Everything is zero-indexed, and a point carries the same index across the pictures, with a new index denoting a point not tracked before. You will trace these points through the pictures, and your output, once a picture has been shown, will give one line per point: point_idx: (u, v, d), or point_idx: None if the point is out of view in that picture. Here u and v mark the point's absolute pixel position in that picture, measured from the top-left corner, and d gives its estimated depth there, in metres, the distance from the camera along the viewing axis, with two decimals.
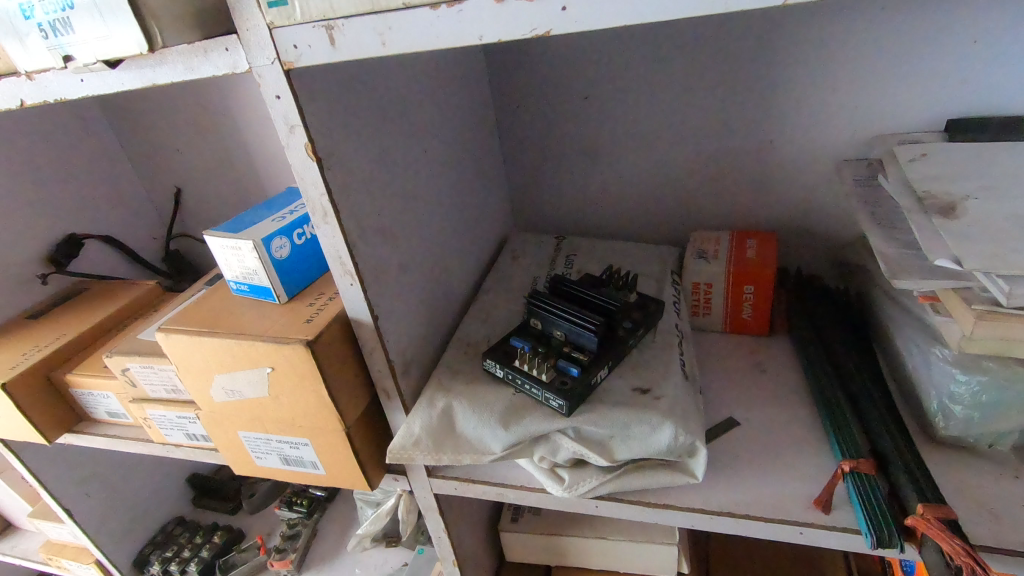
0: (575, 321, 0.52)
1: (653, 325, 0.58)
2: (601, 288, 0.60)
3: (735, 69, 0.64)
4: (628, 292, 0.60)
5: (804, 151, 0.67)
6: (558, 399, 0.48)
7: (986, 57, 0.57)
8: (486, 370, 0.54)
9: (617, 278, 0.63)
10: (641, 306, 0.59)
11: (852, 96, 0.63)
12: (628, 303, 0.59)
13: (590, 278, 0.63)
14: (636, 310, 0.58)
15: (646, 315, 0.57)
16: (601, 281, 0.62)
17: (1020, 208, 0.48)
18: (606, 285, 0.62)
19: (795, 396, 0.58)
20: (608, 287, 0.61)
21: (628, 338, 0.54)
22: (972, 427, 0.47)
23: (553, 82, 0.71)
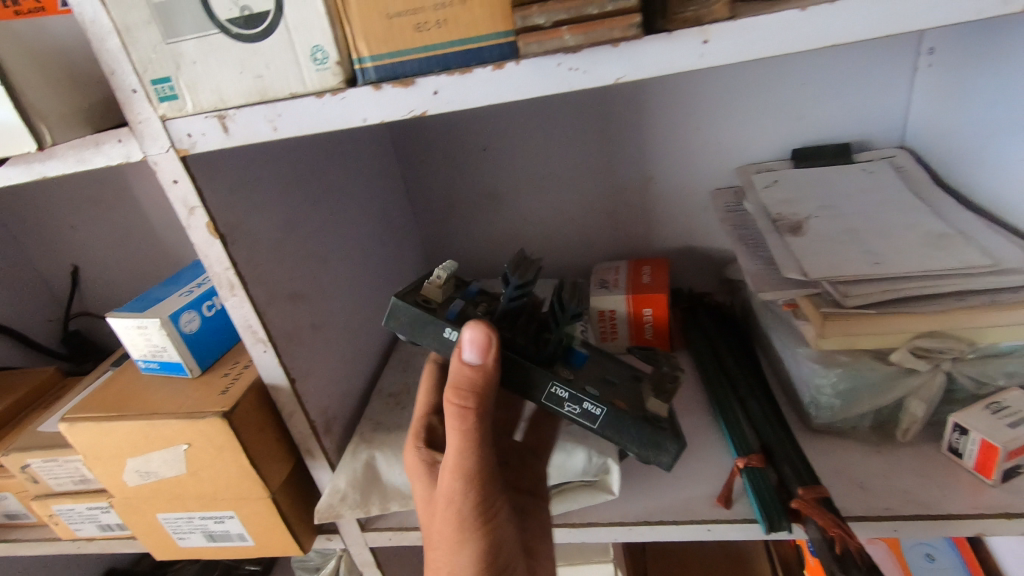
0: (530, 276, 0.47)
1: (613, 406, 0.43)
2: (600, 369, 0.49)
3: (612, 118, 0.72)
4: (632, 381, 0.49)
5: (680, 184, 0.76)
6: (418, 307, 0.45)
7: (810, 96, 0.69)
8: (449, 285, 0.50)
9: (668, 367, 0.51)
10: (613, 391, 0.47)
11: (712, 134, 0.72)
12: (619, 385, 0.48)
13: (626, 363, 0.51)
14: (599, 388, 0.46)
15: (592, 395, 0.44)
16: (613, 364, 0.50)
17: (849, 223, 0.58)
18: (614, 371, 0.49)
19: (695, 404, 0.64)
20: (620, 373, 0.49)
21: (555, 372, 0.44)
22: (836, 414, 0.55)
23: (452, 137, 0.76)
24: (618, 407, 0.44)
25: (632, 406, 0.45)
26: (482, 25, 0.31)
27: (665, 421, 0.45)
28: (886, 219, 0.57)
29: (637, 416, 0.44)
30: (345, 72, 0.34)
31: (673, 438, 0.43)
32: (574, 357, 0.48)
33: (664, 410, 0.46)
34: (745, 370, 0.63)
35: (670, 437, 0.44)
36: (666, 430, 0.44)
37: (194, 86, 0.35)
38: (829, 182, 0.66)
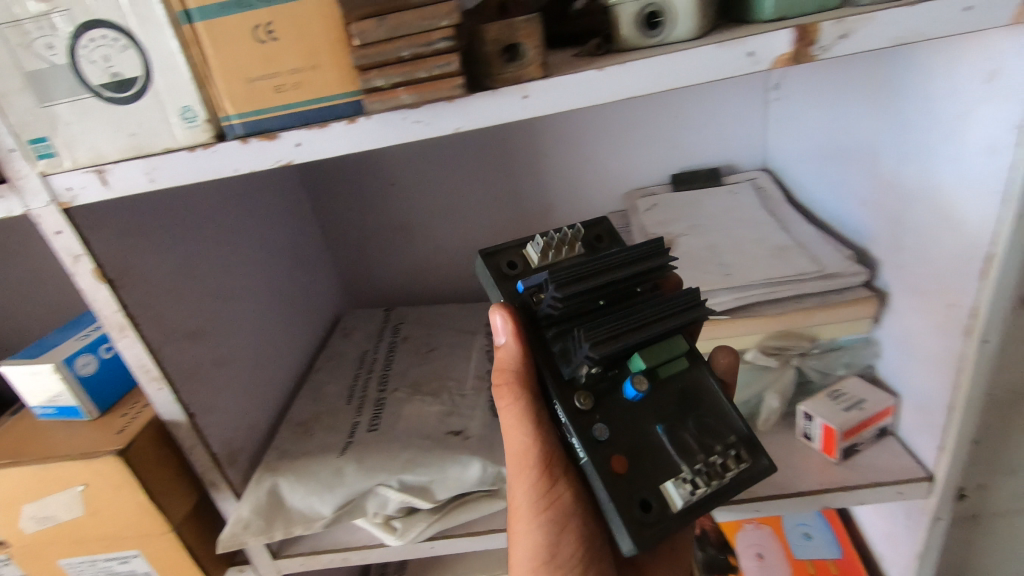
0: (589, 286, 0.40)
1: (598, 466, 0.40)
2: (642, 428, 0.42)
3: (509, 151, 0.78)
4: (668, 457, 0.41)
5: (576, 210, 0.82)
6: (493, 267, 0.45)
7: (681, 128, 0.77)
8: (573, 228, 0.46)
9: (727, 453, 0.41)
10: (628, 453, 0.41)
11: (600, 163, 0.79)
12: (647, 446, 0.41)
13: (693, 430, 0.42)
14: (615, 441, 0.41)
15: (586, 440, 0.40)
16: (668, 428, 0.42)
17: (712, 240, 0.65)
18: (656, 437, 0.42)
19: None
20: (666, 442, 0.42)
21: (564, 399, 0.42)
22: None
23: (361, 174, 0.80)
24: (604, 470, 0.40)
25: (631, 477, 0.40)
26: (333, 87, 0.36)
27: (656, 509, 0.39)
28: (743, 235, 0.65)
29: (622, 492, 0.39)
30: (216, 128, 0.37)
31: (656, 527, 0.39)
32: (621, 395, 0.43)
33: (669, 503, 0.40)
34: None
35: (643, 526, 0.38)
36: (647, 514, 0.39)
37: (71, 145, 0.38)
38: (701, 203, 0.73)
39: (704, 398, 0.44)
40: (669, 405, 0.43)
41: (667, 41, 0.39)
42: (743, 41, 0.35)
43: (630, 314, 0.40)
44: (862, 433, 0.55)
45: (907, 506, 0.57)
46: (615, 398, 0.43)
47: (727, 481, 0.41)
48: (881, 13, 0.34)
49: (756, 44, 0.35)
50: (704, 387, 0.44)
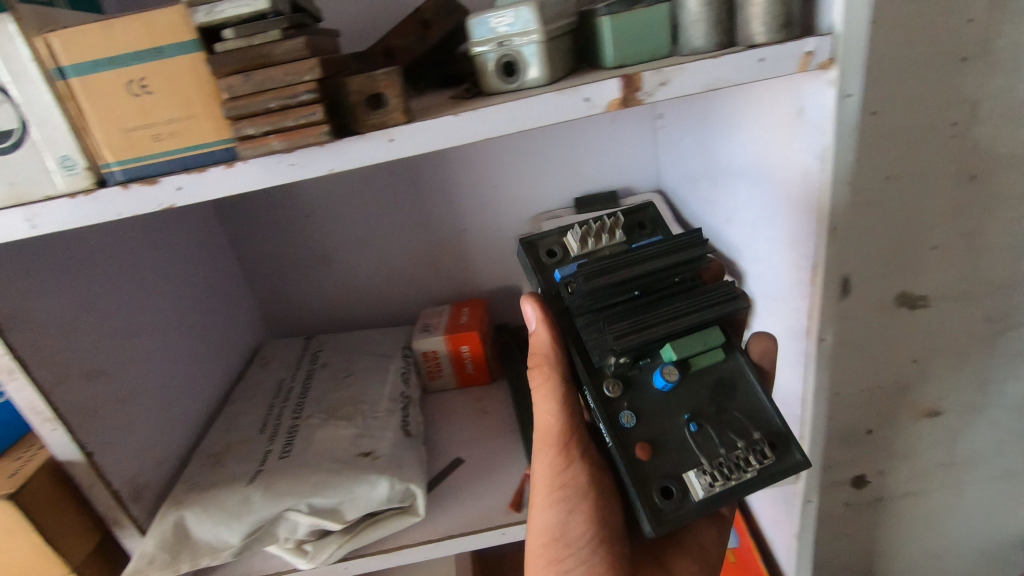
0: (612, 283, 0.46)
1: (621, 449, 0.45)
2: (667, 416, 0.47)
3: (420, 180, 0.82)
4: (689, 448, 0.45)
5: (489, 234, 0.87)
6: (537, 258, 0.52)
7: (579, 156, 0.83)
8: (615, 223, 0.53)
9: (750, 448, 0.45)
10: (652, 440, 0.46)
11: (507, 189, 0.84)
12: (671, 436, 0.46)
13: (720, 423, 0.46)
14: (641, 429, 0.46)
15: (613, 427, 0.46)
16: (696, 418, 0.46)
17: None
18: (683, 427, 0.46)
19: (506, 425, 0.73)
20: (690, 435, 0.46)
21: (596, 385, 0.47)
22: None
23: (276, 207, 0.81)
24: (630, 454, 0.45)
25: (655, 463, 0.45)
26: (210, 135, 0.39)
27: (679, 494, 0.44)
28: None
29: (646, 476, 0.44)
30: (96, 175, 0.39)
31: (674, 510, 0.43)
32: (652, 385, 0.47)
33: (689, 490, 0.44)
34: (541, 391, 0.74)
35: (662, 509, 0.43)
36: (667, 500, 0.43)
37: None
38: None
39: (737, 387, 0.48)
40: (699, 396, 0.47)
41: (524, 87, 0.44)
42: (579, 89, 0.40)
43: (655, 311, 0.46)
44: None
45: (785, 491, 0.62)
46: (646, 388, 0.48)
47: (748, 473, 0.44)
48: (691, 64, 0.40)
49: (591, 91, 0.40)
50: (735, 380, 0.48)
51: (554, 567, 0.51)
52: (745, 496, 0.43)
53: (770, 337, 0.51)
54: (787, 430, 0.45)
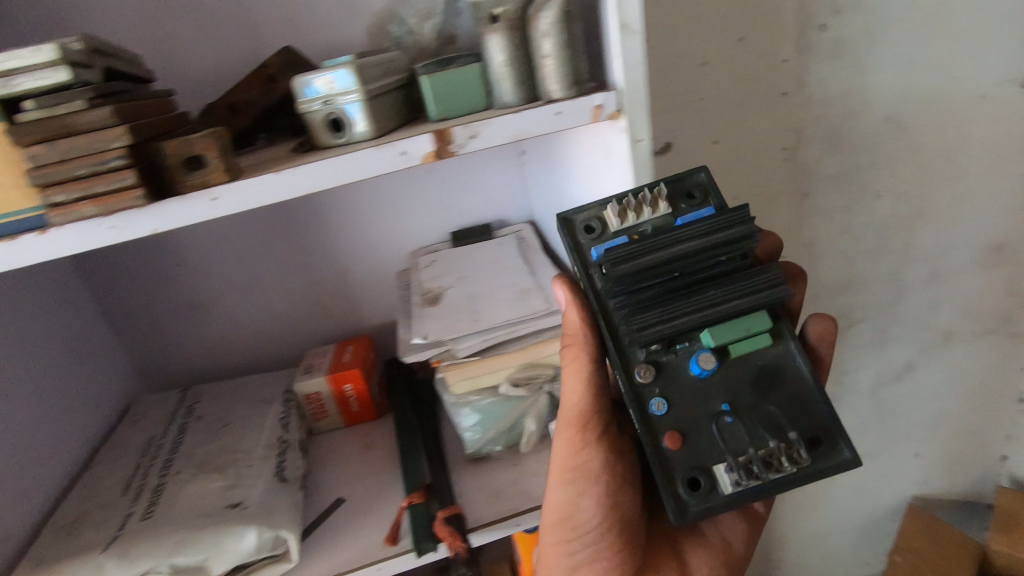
0: (646, 266, 0.44)
1: (649, 438, 0.45)
2: (702, 404, 0.45)
3: (295, 223, 0.82)
4: (721, 440, 0.44)
5: (369, 271, 0.88)
6: (571, 233, 0.48)
7: (452, 192, 0.87)
8: (672, 185, 0.48)
9: (784, 447, 0.43)
10: (681, 430, 0.45)
11: (384, 227, 0.86)
12: (703, 425, 0.45)
13: (756, 415, 0.45)
14: (671, 419, 0.45)
15: (642, 417, 0.45)
16: (733, 406, 0.45)
17: (472, 290, 0.73)
18: (717, 415, 0.45)
19: (388, 459, 0.74)
20: (723, 426, 0.44)
21: (627, 371, 0.46)
22: (479, 441, 0.68)
23: (142, 258, 0.79)
24: (658, 444, 0.45)
25: (683, 454, 0.44)
26: (16, 203, 0.39)
27: (706, 487, 0.43)
28: (498, 282, 0.74)
29: (672, 467, 0.44)
30: None
31: (701, 503, 0.43)
32: (688, 371, 0.46)
33: (717, 485, 0.43)
34: (421, 422, 0.77)
35: (687, 503, 0.43)
36: (693, 493, 0.43)
37: None
38: (472, 256, 0.83)
39: (784, 374, 0.46)
40: (738, 383, 0.46)
41: (352, 140, 0.47)
42: (394, 144, 0.44)
43: (693, 296, 0.44)
44: None
45: None
46: (681, 375, 0.46)
47: (781, 473, 0.42)
48: (495, 119, 0.45)
49: (405, 145, 0.44)
50: (779, 366, 0.46)
51: (561, 547, 0.53)
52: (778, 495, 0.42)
53: (833, 321, 0.54)
54: (834, 425, 0.43)
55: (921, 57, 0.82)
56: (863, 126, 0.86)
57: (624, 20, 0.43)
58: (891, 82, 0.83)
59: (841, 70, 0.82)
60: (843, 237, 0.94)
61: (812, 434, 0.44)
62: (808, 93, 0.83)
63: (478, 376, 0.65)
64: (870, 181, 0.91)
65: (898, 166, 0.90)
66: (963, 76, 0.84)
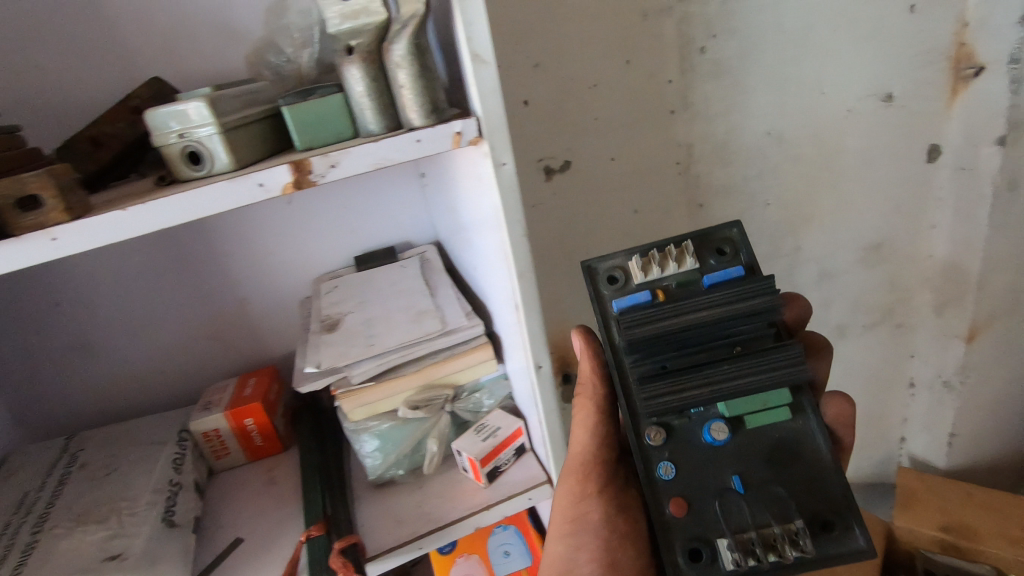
0: (659, 330, 0.47)
1: (655, 503, 0.47)
2: (712, 472, 0.47)
3: (187, 255, 0.80)
4: (727, 512, 0.45)
5: (271, 300, 0.87)
6: (594, 281, 0.51)
7: (352, 216, 0.87)
8: (701, 242, 0.52)
9: (784, 529, 0.44)
10: (688, 498, 0.47)
11: (284, 255, 0.85)
12: (711, 493, 0.47)
13: (768, 490, 0.46)
14: (678, 485, 0.47)
15: (650, 480, 0.47)
16: (743, 480, 0.46)
17: (371, 314, 0.73)
18: (725, 486, 0.47)
19: (291, 493, 0.72)
20: (733, 498, 0.46)
21: (640, 433, 0.48)
22: (381, 466, 0.68)
23: (16, 300, 0.74)
24: (663, 508, 0.46)
25: (686, 522, 0.46)
26: None
27: (707, 559, 0.44)
28: (396, 304, 0.74)
29: (674, 534, 0.46)
30: None
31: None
32: (699, 437, 0.48)
33: (718, 558, 0.44)
34: (325, 451, 0.76)
35: (685, 573, 0.44)
36: (693, 563, 0.44)
37: None
38: (374, 279, 0.82)
39: (801, 449, 0.47)
40: (750, 456, 0.47)
41: (213, 173, 0.46)
42: (250, 176, 0.44)
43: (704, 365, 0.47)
44: (502, 455, 0.67)
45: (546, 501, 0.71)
46: (695, 440, 0.48)
47: (784, 558, 0.43)
48: (354, 148, 0.46)
49: (262, 177, 0.44)
50: (794, 443, 0.47)
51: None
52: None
53: (849, 401, 0.59)
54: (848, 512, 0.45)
55: (791, 75, 0.91)
56: (745, 141, 0.94)
57: (474, 51, 0.45)
58: (767, 102, 0.92)
59: (721, 89, 0.89)
60: None
61: (820, 520, 0.45)
62: (693, 111, 0.90)
63: (376, 403, 0.66)
64: (759, 189, 0.99)
65: (782, 174, 0.99)
66: (831, 91, 0.94)
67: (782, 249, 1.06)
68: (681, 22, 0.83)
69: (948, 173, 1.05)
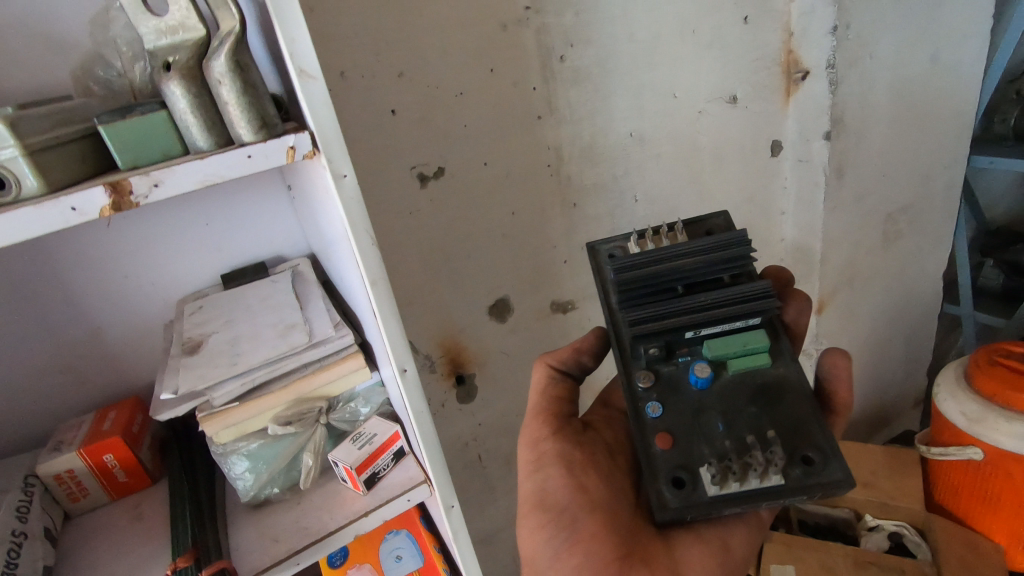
0: (642, 277, 0.61)
1: (644, 434, 0.55)
2: (697, 411, 0.56)
3: (23, 285, 0.73)
4: (708, 442, 0.53)
5: (130, 327, 0.82)
6: (599, 259, 0.67)
7: (216, 232, 0.83)
8: (693, 228, 0.68)
9: (765, 453, 0.51)
10: (673, 433, 0.55)
11: (143, 277, 0.81)
12: (695, 430, 0.55)
13: (750, 421, 0.54)
14: (663, 422, 0.56)
15: (639, 417, 0.56)
16: (727, 418, 0.55)
17: (236, 332, 0.71)
18: (710, 422, 0.55)
19: (160, 525, 0.69)
20: (717, 429, 0.54)
21: (632, 380, 0.59)
22: (255, 485, 0.68)
23: None
24: (650, 440, 0.55)
25: (670, 454, 0.53)
26: None
27: (689, 485, 0.51)
28: (263, 319, 0.73)
29: (659, 464, 0.53)
30: None
31: (680, 498, 0.50)
32: (690, 384, 0.58)
33: (702, 484, 0.51)
34: (196, 478, 0.73)
35: (672, 496, 0.51)
36: (678, 489, 0.51)
37: None
38: (241, 296, 0.80)
39: (782, 391, 0.56)
40: (734, 396, 0.56)
41: (20, 198, 0.43)
42: (60, 200, 0.42)
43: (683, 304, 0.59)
44: (380, 461, 0.68)
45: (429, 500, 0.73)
46: (682, 386, 0.58)
47: (760, 477, 0.49)
48: (178, 166, 0.45)
49: (75, 200, 0.43)
50: (773, 390, 0.56)
51: (537, 533, 0.59)
52: (756, 502, 0.49)
53: (847, 356, 0.63)
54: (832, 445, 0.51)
55: (646, 79, 0.97)
56: (611, 141, 0.99)
57: (299, 67, 0.45)
58: (622, 108, 0.97)
59: (583, 94, 0.93)
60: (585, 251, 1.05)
61: (805, 456, 0.51)
62: (558, 116, 0.93)
63: (244, 422, 0.65)
64: (627, 186, 1.04)
65: (647, 173, 1.05)
66: (682, 94, 1.02)
67: None
68: (539, 33, 0.86)
69: (789, 165, 1.19)
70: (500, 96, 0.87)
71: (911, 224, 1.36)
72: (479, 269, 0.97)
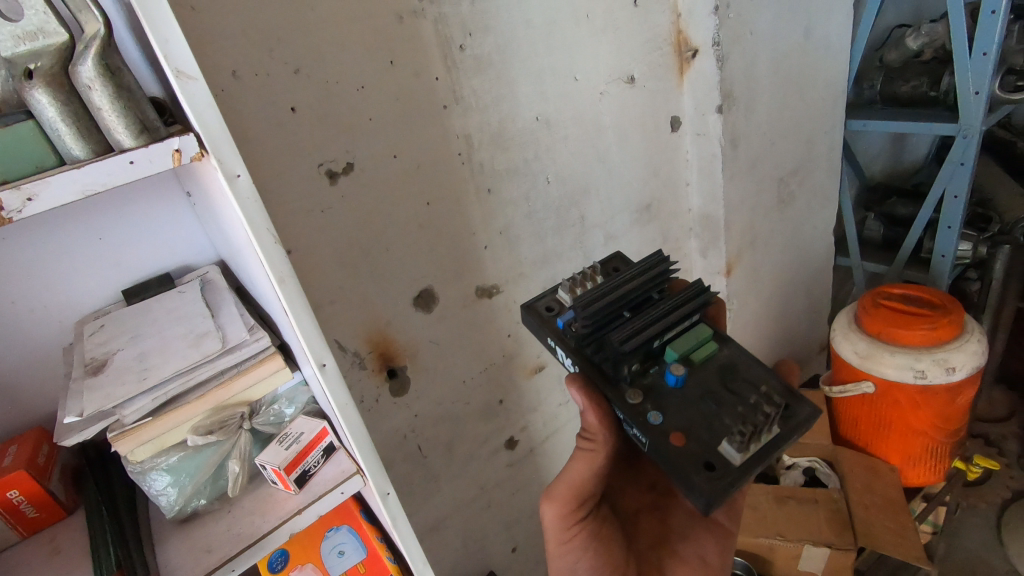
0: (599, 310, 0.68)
1: (659, 439, 0.60)
2: (686, 404, 0.64)
3: None
4: (710, 426, 0.61)
5: (24, 354, 0.77)
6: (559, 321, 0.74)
7: (113, 246, 0.80)
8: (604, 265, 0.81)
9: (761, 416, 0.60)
10: (682, 430, 0.61)
11: (33, 300, 0.76)
12: (695, 421, 0.62)
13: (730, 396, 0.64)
14: (668, 425, 0.62)
15: (646, 426, 0.62)
16: (712, 401, 0.63)
17: (143, 347, 0.68)
18: (702, 410, 0.63)
19: (80, 553, 0.66)
20: (710, 414, 0.62)
21: (625, 403, 0.64)
22: (180, 498, 0.68)
23: None
24: (667, 442, 0.60)
25: (688, 447, 0.60)
26: None
27: (716, 466, 0.57)
28: (171, 330, 0.71)
29: (684, 458, 0.58)
30: None
31: (716, 478, 0.56)
32: (669, 386, 0.66)
33: (728, 460, 0.57)
34: (116, 501, 0.71)
35: (710, 479, 0.56)
36: (712, 472, 0.57)
37: None
38: (146, 310, 0.77)
39: (737, 365, 0.67)
40: (707, 381, 0.66)
41: None
42: None
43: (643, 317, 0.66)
44: (309, 459, 0.68)
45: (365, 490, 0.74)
46: (664, 390, 0.66)
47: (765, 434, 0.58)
48: (53, 177, 0.43)
49: None
50: (733, 365, 0.67)
51: None
52: (770, 455, 0.58)
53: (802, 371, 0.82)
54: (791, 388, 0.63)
55: (547, 63, 1.00)
56: (519, 126, 1.02)
57: (176, 68, 0.44)
58: (526, 94, 1.00)
59: (487, 82, 0.95)
60: (504, 235, 1.08)
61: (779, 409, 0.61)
62: (464, 105, 0.94)
63: (161, 437, 0.63)
64: (539, 168, 1.07)
65: (557, 155, 1.09)
66: (583, 77, 1.06)
67: (568, 220, 1.16)
68: (437, 23, 0.87)
69: (689, 139, 1.27)
70: (404, 88, 0.88)
71: (801, 186, 1.49)
72: (401, 262, 0.97)
